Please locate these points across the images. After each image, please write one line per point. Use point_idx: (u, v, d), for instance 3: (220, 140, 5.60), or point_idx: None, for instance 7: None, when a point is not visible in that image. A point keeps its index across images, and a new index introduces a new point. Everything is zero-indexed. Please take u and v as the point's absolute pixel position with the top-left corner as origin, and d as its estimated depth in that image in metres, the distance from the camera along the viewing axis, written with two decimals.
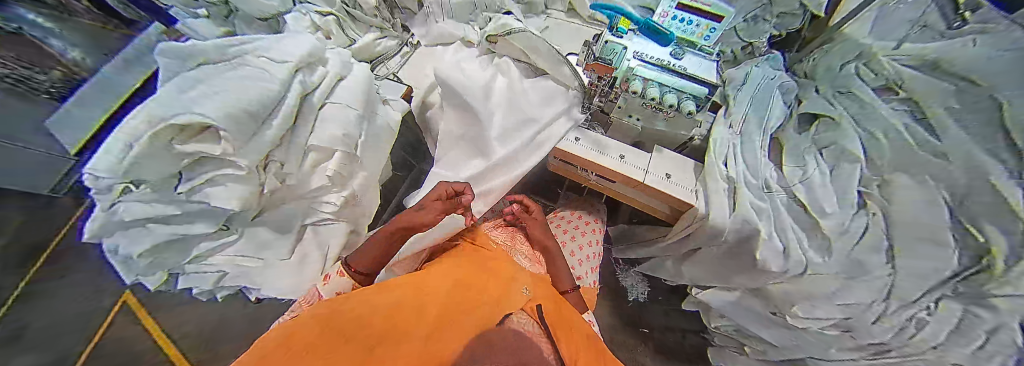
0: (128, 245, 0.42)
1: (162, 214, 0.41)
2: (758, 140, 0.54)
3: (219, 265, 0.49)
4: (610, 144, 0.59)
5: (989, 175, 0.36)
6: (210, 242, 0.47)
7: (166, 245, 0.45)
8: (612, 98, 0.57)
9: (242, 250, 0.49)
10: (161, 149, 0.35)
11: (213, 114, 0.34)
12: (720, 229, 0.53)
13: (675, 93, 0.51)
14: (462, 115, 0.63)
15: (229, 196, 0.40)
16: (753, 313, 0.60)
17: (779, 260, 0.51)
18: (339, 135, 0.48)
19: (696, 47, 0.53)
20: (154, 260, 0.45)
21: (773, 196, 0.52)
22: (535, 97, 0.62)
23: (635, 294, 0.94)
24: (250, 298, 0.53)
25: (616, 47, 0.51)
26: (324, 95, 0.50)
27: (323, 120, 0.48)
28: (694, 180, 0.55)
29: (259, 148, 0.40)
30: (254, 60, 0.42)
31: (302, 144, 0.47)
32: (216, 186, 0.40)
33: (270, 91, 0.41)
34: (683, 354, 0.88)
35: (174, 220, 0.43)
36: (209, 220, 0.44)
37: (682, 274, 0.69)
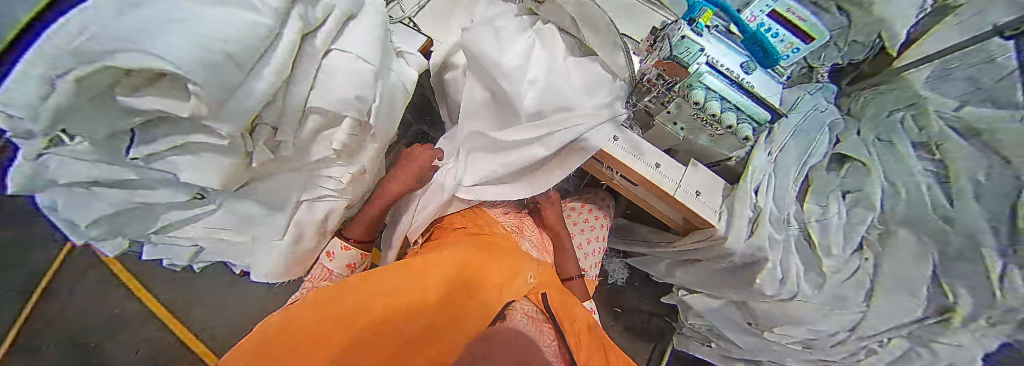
0: (71, 209, 0.33)
1: (111, 177, 0.31)
2: (793, 173, 0.53)
3: (193, 238, 0.43)
4: (647, 149, 0.56)
5: (982, 248, 0.42)
6: (179, 212, 0.39)
7: (121, 211, 0.36)
8: (664, 100, 0.52)
9: (223, 223, 0.42)
10: (91, 102, 0.22)
11: (182, 61, 0.21)
12: (732, 251, 0.55)
13: (736, 112, 0.48)
14: (489, 85, 0.55)
15: (207, 172, 0.33)
16: (730, 320, 0.66)
17: (775, 286, 0.54)
18: (352, 99, 0.38)
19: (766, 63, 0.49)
20: (109, 229, 0.37)
21: (789, 230, 0.53)
22: (579, 81, 0.55)
23: (615, 278, 1.00)
24: (235, 271, 0.48)
25: (692, 47, 0.46)
26: (329, 38, 0.37)
27: (331, 74, 0.37)
28: (721, 201, 0.55)
29: (250, 109, 0.30)
30: None
31: (299, 106, 0.35)
32: (187, 155, 0.31)
33: (264, 29, 0.27)
34: (646, 332, 0.99)
35: (134, 187, 0.34)
36: (180, 187, 0.36)
37: (672, 276, 0.73)
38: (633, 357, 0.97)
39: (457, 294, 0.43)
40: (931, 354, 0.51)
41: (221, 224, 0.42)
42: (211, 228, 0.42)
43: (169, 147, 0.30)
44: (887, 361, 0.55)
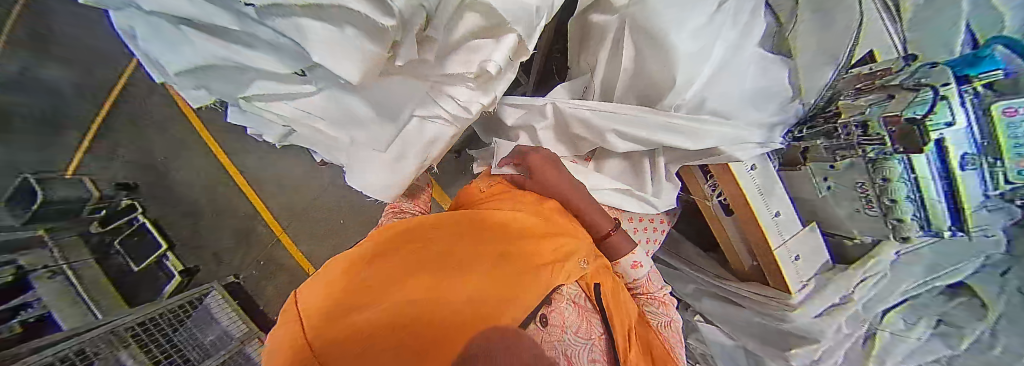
0: (167, 45, 0.30)
1: (210, 21, 0.26)
2: (907, 284, 0.49)
3: (286, 119, 0.39)
4: (778, 193, 0.49)
5: None
6: (270, 85, 0.34)
7: (217, 69, 0.32)
8: (840, 154, 0.42)
9: (316, 111, 0.37)
10: None
11: None
12: (788, 321, 0.53)
13: (918, 210, 0.39)
14: (646, 53, 0.43)
15: (341, 54, 0.23)
16: (730, 359, 0.69)
17: (805, 360, 0.55)
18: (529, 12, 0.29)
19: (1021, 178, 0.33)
20: (200, 79, 0.34)
21: (858, 324, 0.52)
22: (752, 84, 0.43)
23: None
24: (315, 160, 0.46)
25: (946, 116, 0.32)
26: None
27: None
28: (812, 276, 0.52)
29: None
30: None
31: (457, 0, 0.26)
32: (323, 23, 0.22)
33: None
34: None
35: (231, 37, 0.28)
36: (285, 58, 0.29)
37: (695, 302, 0.74)
38: None
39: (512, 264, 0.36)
40: None
41: (318, 112, 0.37)
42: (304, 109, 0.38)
43: (305, 6, 0.20)
44: None
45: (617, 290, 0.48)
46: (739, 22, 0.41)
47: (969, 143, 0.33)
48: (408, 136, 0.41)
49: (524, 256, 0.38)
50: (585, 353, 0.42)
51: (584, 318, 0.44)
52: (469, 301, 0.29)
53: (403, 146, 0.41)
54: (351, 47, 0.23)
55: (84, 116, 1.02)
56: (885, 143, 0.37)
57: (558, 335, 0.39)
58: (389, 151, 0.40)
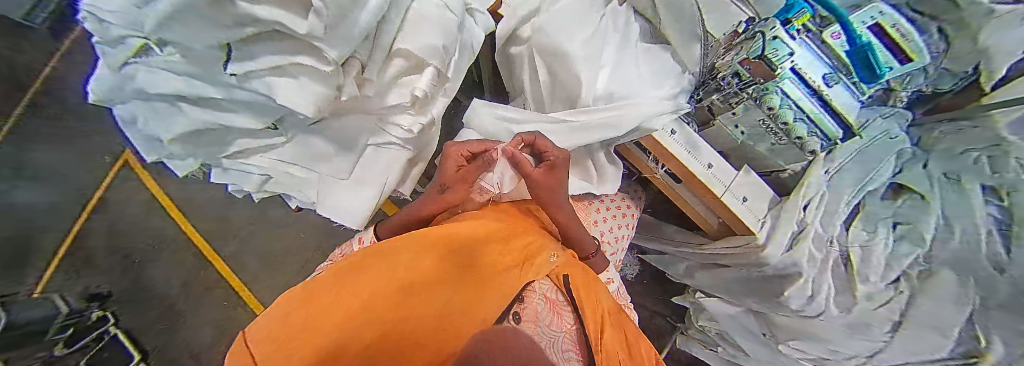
0: (154, 123, 0.36)
1: (197, 93, 0.32)
2: (846, 198, 0.52)
3: (263, 168, 0.45)
4: (703, 148, 0.55)
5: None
6: (248, 141, 0.41)
7: (203, 134, 0.38)
8: (731, 102, 0.50)
9: (288, 156, 0.44)
10: (221, 5, 0.21)
11: None
12: (767, 263, 0.55)
13: (810, 125, 0.46)
14: (553, 66, 0.53)
15: (299, 93, 0.32)
16: (744, 328, 0.67)
17: (801, 301, 0.55)
18: (439, 47, 0.38)
19: (856, 80, 0.44)
20: (184, 148, 0.39)
21: (828, 249, 0.54)
22: (647, 70, 0.53)
23: (627, 273, 1.02)
24: (290, 206, 0.50)
25: (781, 48, 0.43)
26: None
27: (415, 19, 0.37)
28: (765, 212, 0.55)
29: (350, 38, 0.31)
30: None
31: (387, 47, 0.37)
32: (284, 77, 0.32)
33: None
34: (648, 327, 1.03)
35: (216, 106, 0.35)
36: (256, 113, 0.36)
37: (691, 278, 0.75)
38: None
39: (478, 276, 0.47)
40: None
41: (291, 157, 0.44)
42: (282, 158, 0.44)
43: (270, 65, 0.30)
44: None
45: (589, 280, 0.52)
46: (618, 28, 0.53)
47: (804, 64, 0.43)
48: (368, 164, 0.47)
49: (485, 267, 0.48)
50: (559, 345, 0.47)
51: (555, 311, 0.49)
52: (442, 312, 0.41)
53: (363, 173, 0.47)
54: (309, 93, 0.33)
55: (57, 236, 1.18)
56: (754, 81, 0.45)
57: (532, 329, 0.45)
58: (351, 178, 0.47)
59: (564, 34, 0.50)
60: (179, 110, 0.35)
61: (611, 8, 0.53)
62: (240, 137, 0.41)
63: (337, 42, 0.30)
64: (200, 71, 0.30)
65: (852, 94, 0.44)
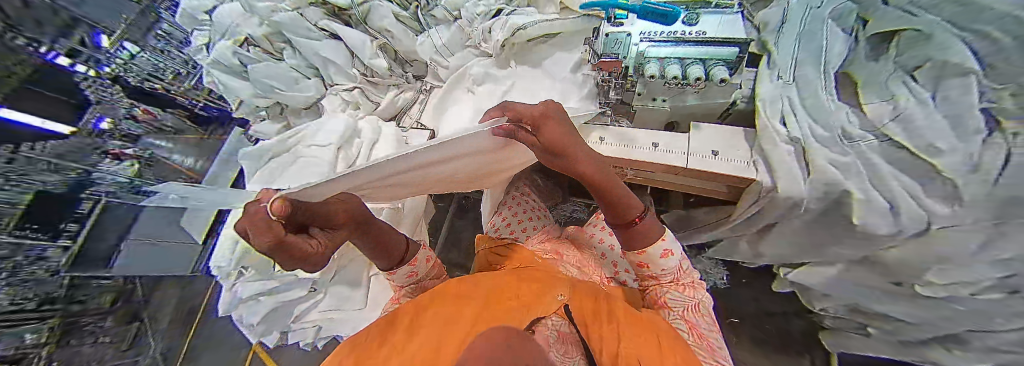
0: (247, 315, 0.54)
1: (264, 288, 0.53)
2: (822, 87, 0.45)
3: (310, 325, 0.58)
4: (639, 135, 0.55)
5: None
6: (301, 306, 0.55)
7: (274, 311, 0.54)
8: (628, 87, 0.55)
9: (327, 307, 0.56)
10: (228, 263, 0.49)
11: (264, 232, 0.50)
12: (799, 198, 0.45)
13: (699, 63, 0.47)
14: (488, 85, 0.70)
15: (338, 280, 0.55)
16: (868, 288, 0.50)
17: (884, 220, 0.42)
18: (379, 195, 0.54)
19: (711, 6, 0.49)
20: (266, 327, 0.55)
21: (853, 145, 0.44)
22: (556, 55, 0.69)
23: (712, 280, 0.85)
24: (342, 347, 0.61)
25: (619, 37, 0.50)
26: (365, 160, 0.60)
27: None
28: (749, 151, 0.49)
29: None
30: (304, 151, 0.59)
31: None
32: None
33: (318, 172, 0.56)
34: (792, 340, 0.78)
35: (276, 290, 0.53)
36: (298, 285, 0.54)
37: (761, 255, 0.60)
38: None
39: (501, 297, 0.40)
40: None
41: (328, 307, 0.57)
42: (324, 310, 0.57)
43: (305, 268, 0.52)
44: None
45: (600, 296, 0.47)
46: (526, 70, 0.69)
47: (653, 30, 0.49)
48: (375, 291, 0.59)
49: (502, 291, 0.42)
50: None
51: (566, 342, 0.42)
52: (461, 324, 0.32)
53: (374, 297, 0.59)
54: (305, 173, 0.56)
55: None
56: (621, 68, 0.52)
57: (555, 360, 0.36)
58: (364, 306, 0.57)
59: (468, 112, 0.69)
60: (275, 308, 0.54)
61: (514, 70, 0.70)
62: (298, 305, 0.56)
63: None
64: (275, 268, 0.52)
65: (728, 13, 0.49)
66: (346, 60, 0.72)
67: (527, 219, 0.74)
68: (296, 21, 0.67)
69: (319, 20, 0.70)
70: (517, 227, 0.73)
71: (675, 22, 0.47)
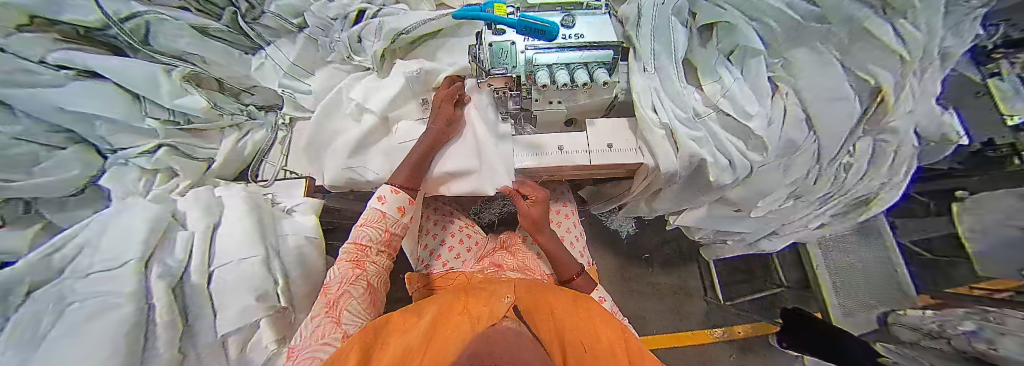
0: None
1: None
2: (675, 74, 0.52)
3: None
4: (544, 141, 0.56)
5: (863, 22, 0.44)
6: None
7: None
8: (525, 95, 0.52)
9: None
10: None
11: None
12: (674, 170, 0.53)
13: (583, 67, 0.48)
14: (374, 104, 0.56)
15: None
16: (724, 218, 0.66)
17: (728, 173, 0.54)
18: (253, 303, 0.40)
19: (582, 7, 0.51)
20: None
21: (704, 121, 0.53)
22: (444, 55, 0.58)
23: (625, 230, 1.01)
24: None
25: (505, 46, 0.47)
26: (204, 265, 0.40)
27: (219, 293, 0.39)
28: (633, 137, 0.56)
29: None
30: (79, 274, 0.33)
31: (213, 341, 0.38)
32: None
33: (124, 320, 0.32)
34: (683, 256, 1.02)
35: None
36: None
37: (656, 211, 0.72)
38: (688, 285, 1.00)
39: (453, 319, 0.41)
40: (896, 137, 0.50)
41: None
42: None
43: None
44: (869, 162, 0.53)
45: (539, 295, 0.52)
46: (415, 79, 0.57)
47: (534, 37, 0.48)
48: None
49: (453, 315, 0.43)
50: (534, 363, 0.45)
51: None
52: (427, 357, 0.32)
53: None
54: (90, 329, 0.30)
55: None
56: (513, 78, 0.49)
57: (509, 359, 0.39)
58: None
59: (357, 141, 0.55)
60: None
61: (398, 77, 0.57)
62: None
63: None
64: None
65: (596, 15, 0.51)
66: (128, 111, 0.48)
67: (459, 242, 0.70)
68: (1, 63, 0.36)
69: (45, 53, 0.41)
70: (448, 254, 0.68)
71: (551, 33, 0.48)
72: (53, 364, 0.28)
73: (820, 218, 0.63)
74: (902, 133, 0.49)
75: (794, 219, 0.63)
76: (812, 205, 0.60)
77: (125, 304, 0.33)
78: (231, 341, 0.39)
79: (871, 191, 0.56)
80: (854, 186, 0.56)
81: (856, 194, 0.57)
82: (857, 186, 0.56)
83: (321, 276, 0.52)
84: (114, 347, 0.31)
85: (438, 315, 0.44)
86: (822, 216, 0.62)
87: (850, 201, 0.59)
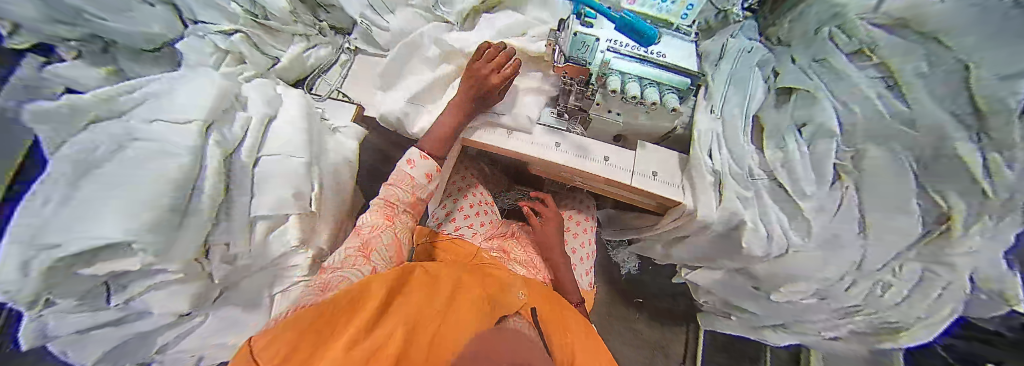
0: None
1: None
2: (741, 126, 0.53)
3: (186, 355, 0.44)
4: (591, 145, 0.57)
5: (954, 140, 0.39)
6: (163, 339, 0.40)
7: None
8: (588, 95, 0.53)
9: (209, 330, 0.43)
10: None
11: (113, 233, 0.28)
12: (710, 221, 0.53)
13: (656, 86, 0.49)
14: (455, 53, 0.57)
15: (226, 322, 0.43)
16: (739, 290, 0.64)
17: (763, 244, 0.53)
18: (290, 196, 0.43)
19: (671, 28, 0.52)
20: None
21: (756, 183, 0.53)
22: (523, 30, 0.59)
23: (628, 267, 1.00)
24: None
25: (588, 39, 0.47)
26: (254, 148, 0.43)
27: (263, 179, 0.42)
28: (680, 175, 0.55)
29: (188, 246, 0.34)
30: (145, 125, 0.34)
31: (245, 218, 0.40)
32: (155, 292, 0.34)
33: (184, 166, 0.34)
34: (676, 316, 0.98)
35: None
36: None
37: (670, 256, 0.72)
38: (670, 346, 0.96)
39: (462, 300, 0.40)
40: (950, 272, 0.44)
41: (208, 332, 0.43)
42: (206, 334, 0.43)
43: (141, 292, 0.33)
44: (918, 294, 0.48)
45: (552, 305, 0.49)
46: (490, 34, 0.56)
47: (617, 41, 0.49)
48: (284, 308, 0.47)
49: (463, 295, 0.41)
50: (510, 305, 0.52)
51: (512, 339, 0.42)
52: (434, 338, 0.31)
53: None
54: (144, 171, 0.31)
55: None
56: (585, 75, 0.51)
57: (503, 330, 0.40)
58: None
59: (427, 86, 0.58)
60: None
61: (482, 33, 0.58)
62: None
63: (170, 254, 0.33)
64: None
65: (683, 42, 0.51)
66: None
67: (475, 215, 0.70)
68: None
69: None
70: (462, 221, 0.69)
71: (646, 44, 0.48)
72: (115, 186, 0.29)
73: (839, 329, 0.60)
74: (958, 270, 0.43)
75: (812, 319, 0.60)
76: (836, 310, 0.57)
77: (181, 160, 0.34)
78: (259, 223, 0.41)
79: (902, 324, 0.51)
80: (888, 310, 0.52)
81: (887, 320, 0.53)
82: (891, 312, 0.52)
83: (343, 196, 0.55)
84: (163, 198, 0.32)
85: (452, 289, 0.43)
86: (843, 328, 0.59)
87: (876, 325, 0.55)
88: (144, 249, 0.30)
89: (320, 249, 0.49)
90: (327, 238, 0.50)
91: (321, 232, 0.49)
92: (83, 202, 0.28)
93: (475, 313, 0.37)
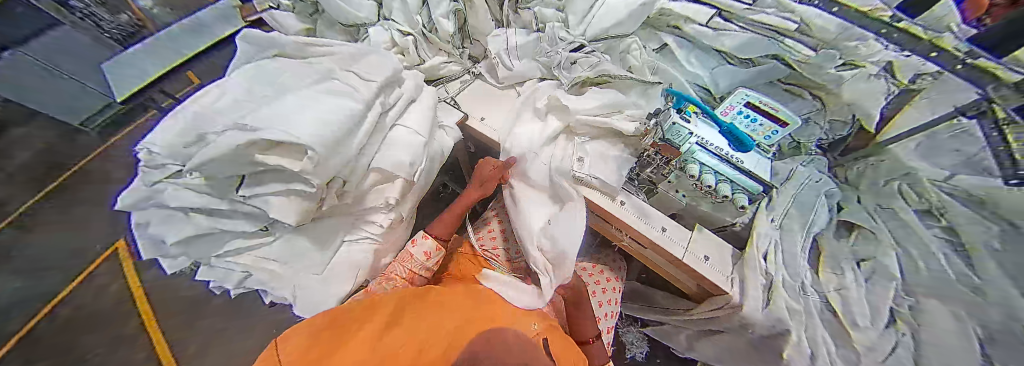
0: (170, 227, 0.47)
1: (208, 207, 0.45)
2: (799, 241, 0.55)
3: (243, 265, 0.52)
4: (653, 213, 0.60)
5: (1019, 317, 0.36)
6: (240, 241, 0.51)
7: (202, 237, 0.49)
8: (663, 172, 0.58)
9: (273, 254, 0.52)
10: (222, 183, 0.44)
11: (304, 135, 0.37)
12: (753, 321, 0.53)
13: (729, 184, 0.53)
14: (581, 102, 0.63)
15: (293, 252, 0.52)
16: None
17: (806, 363, 0.51)
18: (405, 161, 0.50)
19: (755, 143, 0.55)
20: (187, 249, 0.50)
21: (808, 299, 0.53)
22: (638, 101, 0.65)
23: (635, 352, 0.94)
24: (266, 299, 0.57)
25: (682, 129, 0.55)
26: (395, 116, 0.55)
27: (391, 142, 0.52)
28: (731, 267, 0.56)
29: (331, 168, 0.41)
30: (345, 78, 0.50)
31: (366, 164, 0.49)
32: (277, 196, 0.43)
33: (354, 110, 0.45)
34: None
35: (222, 216, 0.48)
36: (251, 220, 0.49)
37: (693, 350, 0.73)
38: None
39: (474, 324, 0.43)
40: None
41: (271, 254, 0.52)
42: (268, 254, 0.52)
43: (271, 192, 0.43)
44: None
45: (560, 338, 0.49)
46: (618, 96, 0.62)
47: (705, 136, 0.54)
48: (341, 258, 0.54)
49: (473, 320, 0.44)
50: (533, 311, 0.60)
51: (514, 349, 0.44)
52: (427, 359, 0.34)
53: (335, 269, 0.53)
54: (333, 101, 0.44)
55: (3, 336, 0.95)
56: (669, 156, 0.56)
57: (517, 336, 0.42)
58: (323, 272, 0.53)
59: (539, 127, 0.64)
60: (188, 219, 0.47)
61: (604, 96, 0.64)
62: (233, 238, 0.51)
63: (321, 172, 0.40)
64: (219, 191, 0.45)
65: (762, 155, 0.55)
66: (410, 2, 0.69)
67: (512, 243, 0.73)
68: None
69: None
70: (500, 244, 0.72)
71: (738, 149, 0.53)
72: (318, 110, 0.42)
73: None
74: None
75: None
76: None
77: (359, 102, 0.47)
78: (376, 173, 0.50)
79: None
80: None
81: None
82: None
83: (432, 177, 0.64)
84: (342, 123, 0.42)
85: (465, 315, 0.46)
86: None
87: None
88: (313, 157, 0.38)
89: (399, 213, 0.57)
90: (414, 202, 0.58)
91: (409, 199, 0.57)
92: (281, 112, 0.40)
93: (471, 332, 0.39)
